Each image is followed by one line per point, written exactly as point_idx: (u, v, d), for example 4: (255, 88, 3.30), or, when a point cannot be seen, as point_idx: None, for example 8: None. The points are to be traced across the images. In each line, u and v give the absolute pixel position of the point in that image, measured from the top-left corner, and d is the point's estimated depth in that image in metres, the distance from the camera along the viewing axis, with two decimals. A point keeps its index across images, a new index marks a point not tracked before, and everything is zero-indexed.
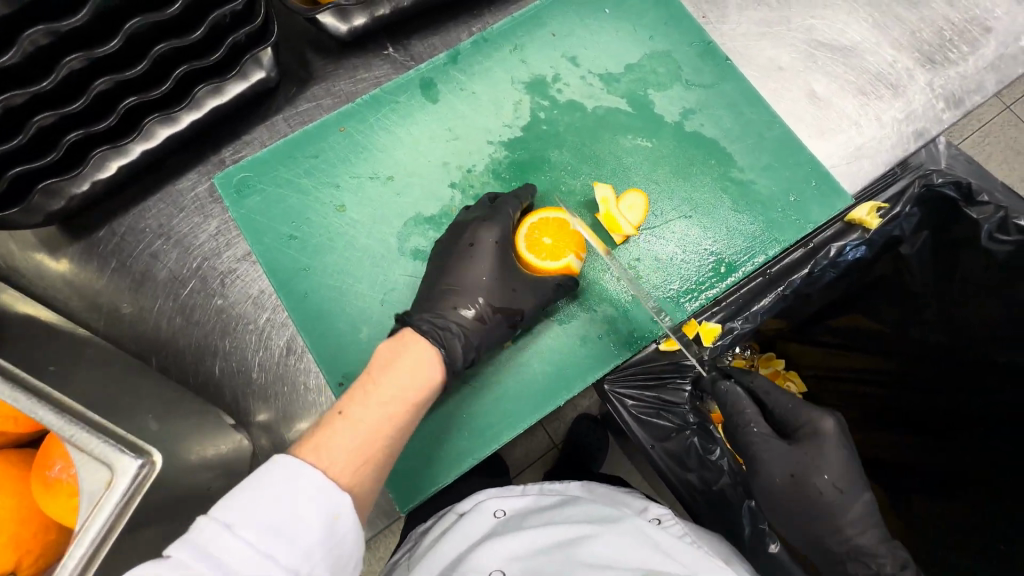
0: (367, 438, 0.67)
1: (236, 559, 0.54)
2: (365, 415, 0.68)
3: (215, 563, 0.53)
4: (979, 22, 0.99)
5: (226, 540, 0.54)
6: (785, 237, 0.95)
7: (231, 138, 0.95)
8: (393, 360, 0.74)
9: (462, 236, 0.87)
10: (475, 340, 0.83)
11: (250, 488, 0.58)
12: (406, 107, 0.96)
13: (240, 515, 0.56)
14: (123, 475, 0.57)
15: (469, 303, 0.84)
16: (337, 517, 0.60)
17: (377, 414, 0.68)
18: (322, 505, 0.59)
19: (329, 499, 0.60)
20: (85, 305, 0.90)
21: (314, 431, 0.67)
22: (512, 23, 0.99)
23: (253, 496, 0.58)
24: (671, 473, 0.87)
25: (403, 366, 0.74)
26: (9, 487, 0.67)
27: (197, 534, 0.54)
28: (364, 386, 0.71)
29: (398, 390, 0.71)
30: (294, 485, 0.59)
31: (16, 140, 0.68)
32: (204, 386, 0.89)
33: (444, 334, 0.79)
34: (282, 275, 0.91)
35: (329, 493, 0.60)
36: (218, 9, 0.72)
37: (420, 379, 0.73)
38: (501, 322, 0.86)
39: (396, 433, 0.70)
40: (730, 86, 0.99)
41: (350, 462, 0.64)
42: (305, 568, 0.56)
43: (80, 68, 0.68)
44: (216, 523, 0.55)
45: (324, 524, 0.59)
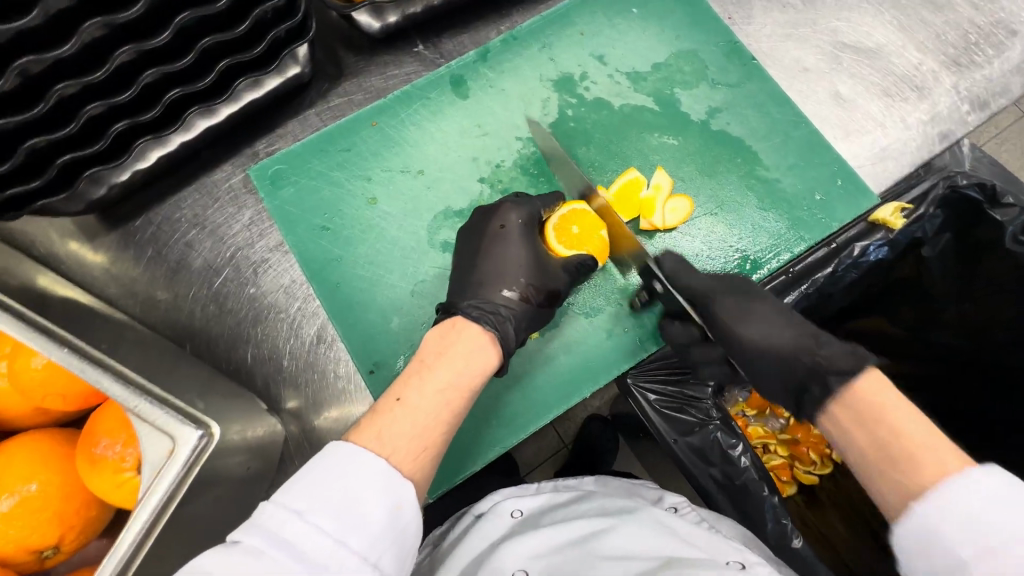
0: (425, 425, 0.66)
1: (309, 547, 0.53)
2: (423, 401, 0.68)
3: (287, 549, 0.52)
4: (1005, 25, 1.00)
5: (297, 527, 0.54)
6: (810, 236, 0.96)
7: (265, 131, 0.97)
8: (447, 347, 0.74)
9: (491, 219, 0.88)
10: (523, 322, 0.84)
11: (313, 476, 0.58)
12: (437, 103, 0.98)
13: (308, 503, 0.55)
14: (185, 444, 0.62)
15: (509, 283, 0.85)
16: (402, 507, 0.59)
17: (435, 400, 0.68)
18: (387, 496, 0.58)
19: (394, 488, 0.59)
20: (122, 292, 0.92)
21: (371, 416, 0.66)
22: (541, 22, 1.01)
23: (318, 484, 0.57)
24: (692, 466, 0.89)
25: (457, 352, 0.74)
26: (55, 463, 0.69)
27: (266, 521, 0.54)
28: (420, 374, 0.70)
29: (453, 376, 0.71)
30: (359, 474, 0.59)
31: (68, 128, 0.71)
32: (236, 372, 0.91)
33: (495, 317, 0.80)
34: (315, 266, 0.94)
35: (393, 484, 0.59)
36: (262, 5, 0.75)
37: (475, 364, 0.73)
38: (547, 304, 0.87)
39: (452, 420, 0.70)
40: (754, 86, 1.00)
41: (412, 450, 0.64)
42: (373, 557, 0.55)
43: (131, 59, 0.70)
44: (285, 510, 0.54)
45: (390, 513, 0.58)
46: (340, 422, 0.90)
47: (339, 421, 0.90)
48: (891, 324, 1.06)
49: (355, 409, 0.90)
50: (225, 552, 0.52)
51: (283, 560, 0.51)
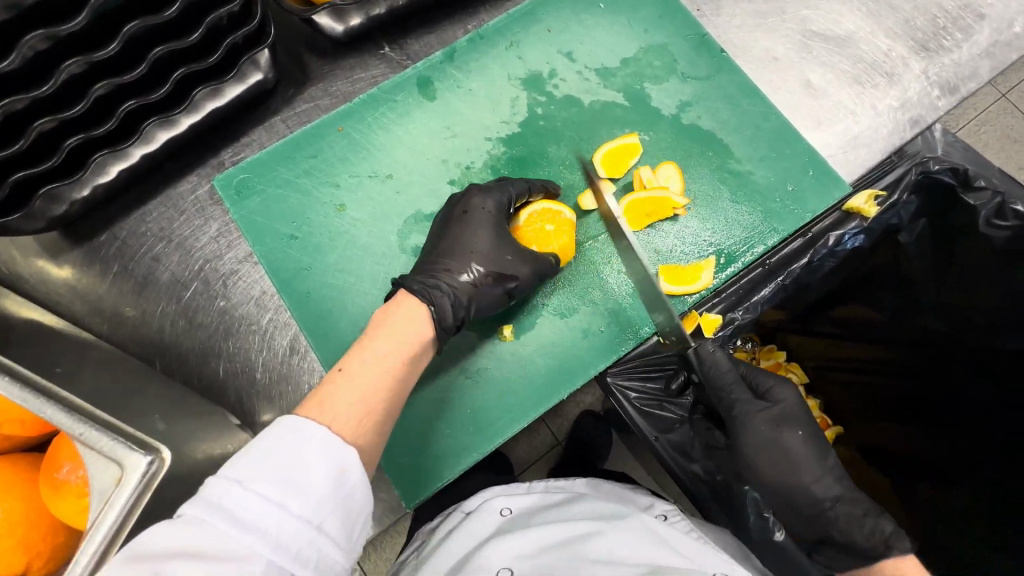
0: (367, 392, 0.66)
1: (251, 513, 0.53)
2: (365, 371, 0.68)
3: (229, 517, 0.52)
4: (973, 9, 0.99)
5: (239, 495, 0.53)
6: (784, 227, 0.95)
7: (230, 140, 0.95)
8: (386, 320, 0.75)
9: (456, 204, 0.88)
10: (464, 300, 0.83)
11: (255, 448, 0.57)
12: (404, 105, 0.97)
13: (249, 471, 0.55)
14: (133, 471, 0.59)
15: (462, 267, 0.85)
16: (347, 470, 0.58)
17: (376, 369, 0.68)
18: (329, 458, 0.58)
19: (337, 451, 0.58)
20: (89, 310, 0.90)
21: (313, 391, 0.66)
22: (507, 20, 0.99)
23: (260, 455, 0.56)
24: (674, 463, 0.88)
25: (397, 324, 0.74)
26: (17, 490, 0.67)
27: (208, 491, 0.53)
28: (360, 346, 0.71)
29: (394, 348, 0.71)
30: (298, 440, 0.58)
31: (17, 145, 0.69)
32: (209, 387, 0.89)
33: (437, 292, 0.80)
34: (285, 276, 0.92)
35: (335, 447, 0.59)
36: (215, 11, 0.73)
37: (412, 334, 0.74)
38: (493, 285, 0.86)
39: (396, 388, 0.69)
40: (725, 78, 0.99)
41: (355, 418, 0.63)
42: (317, 519, 0.55)
43: (80, 72, 0.68)
44: (225, 480, 0.54)
45: (333, 477, 0.57)
46: None
47: None
48: (871, 312, 1.05)
49: None
50: (170, 529, 0.51)
51: (226, 528, 0.51)
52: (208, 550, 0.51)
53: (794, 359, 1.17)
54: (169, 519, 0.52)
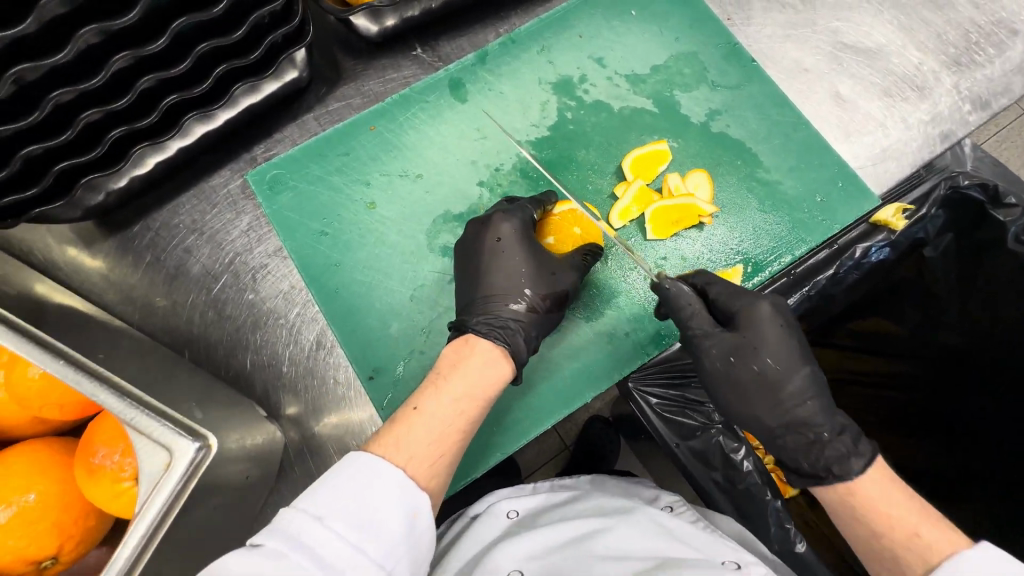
0: (440, 434, 0.68)
1: (330, 552, 0.54)
2: (438, 412, 0.69)
3: (308, 553, 0.53)
4: (1006, 25, 0.99)
5: (318, 532, 0.54)
6: (812, 238, 0.95)
7: (263, 137, 0.97)
8: (461, 361, 0.76)
9: (486, 233, 0.86)
10: (533, 331, 0.84)
11: (333, 482, 0.59)
12: (436, 106, 0.98)
13: (328, 508, 0.56)
14: (181, 458, 0.60)
15: (515, 297, 0.85)
16: (418, 514, 0.60)
17: (451, 411, 0.70)
18: (403, 503, 0.59)
19: (411, 496, 0.60)
20: (120, 299, 0.92)
21: (388, 427, 0.68)
22: (539, 25, 1.00)
23: (338, 491, 0.58)
24: (694, 470, 0.88)
25: (472, 365, 0.76)
26: (53, 473, 0.68)
27: (287, 524, 0.55)
28: (435, 384, 0.72)
29: (469, 388, 0.73)
30: (376, 482, 0.59)
31: (64, 135, 0.70)
32: (235, 378, 0.90)
33: (504, 332, 0.81)
34: (314, 271, 0.93)
35: (408, 491, 0.60)
36: (259, 9, 0.74)
37: (488, 376, 0.75)
38: (553, 309, 0.86)
39: (467, 431, 0.71)
40: (754, 88, 0.99)
41: (428, 458, 0.65)
42: (388, 564, 0.56)
43: (127, 66, 0.70)
44: (305, 515, 0.55)
45: (406, 519, 0.59)
46: (339, 428, 0.89)
47: (339, 428, 0.89)
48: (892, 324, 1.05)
49: (355, 416, 0.90)
50: (246, 556, 0.51)
51: (306, 564, 0.52)
52: (261, 552, 0.52)
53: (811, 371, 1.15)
54: (247, 547, 0.53)
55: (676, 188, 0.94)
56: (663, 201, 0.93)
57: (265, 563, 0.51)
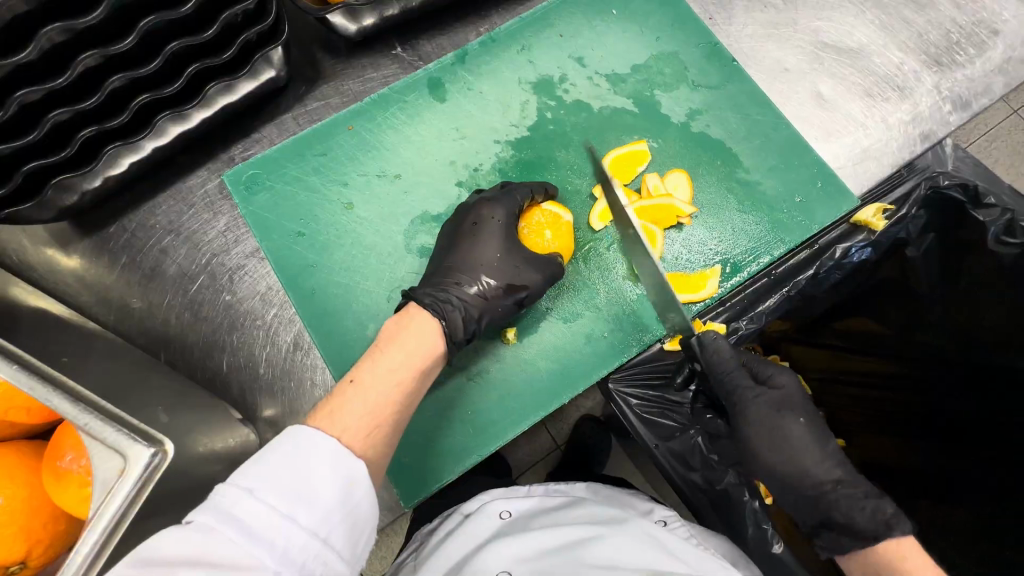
0: (376, 404, 0.67)
1: (260, 521, 0.53)
2: (375, 382, 0.69)
3: (239, 526, 0.53)
4: (987, 24, 0.99)
5: (248, 504, 0.54)
6: (791, 238, 0.95)
7: (241, 136, 0.96)
8: (400, 332, 0.75)
9: (465, 216, 0.87)
10: (477, 313, 0.83)
11: (267, 457, 0.58)
12: (414, 106, 0.97)
13: (260, 481, 0.56)
14: (135, 464, 0.58)
15: (473, 280, 0.84)
16: (354, 483, 0.60)
17: (387, 382, 0.69)
18: (338, 472, 0.59)
19: (346, 464, 0.60)
20: (95, 300, 0.91)
21: (325, 400, 0.67)
22: (519, 24, 1.00)
23: (272, 465, 0.57)
24: (673, 470, 0.88)
25: (410, 337, 0.74)
26: (20, 478, 0.67)
27: (219, 500, 0.54)
28: (372, 356, 0.72)
29: (406, 359, 0.72)
30: (310, 454, 0.59)
31: (31, 136, 0.69)
32: (212, 380, 0.89)
33: (448, 307, 0.80)
34: (290, 272, 0.93)
35: (343, 460, 0.60)
36: (230, 8, 0.74)
37: (426, 347, 0.75)
38: (502, 296, 0.86)
39: (406, 400, 0.71)
40: (735, 88, 0.99)
41: (363, 429, 0.65)
42: (324, 532, 0.56)
43: (95, 66, 0.69)
44: (236, 488, 0.55)
45: (341, 488, 0.59)
46: None
47: None
48: (875, 323, 1.06)
49: None
50: (176, 534, 0.51)
51: (234, 535, 0.52)
52: (194, 528, 0.52)
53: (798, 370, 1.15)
54: (179, 524, 0.52)
55: (656, 188, 0.94)
56: (642, 202, 0.92)
57: (200, 540, 0.51)
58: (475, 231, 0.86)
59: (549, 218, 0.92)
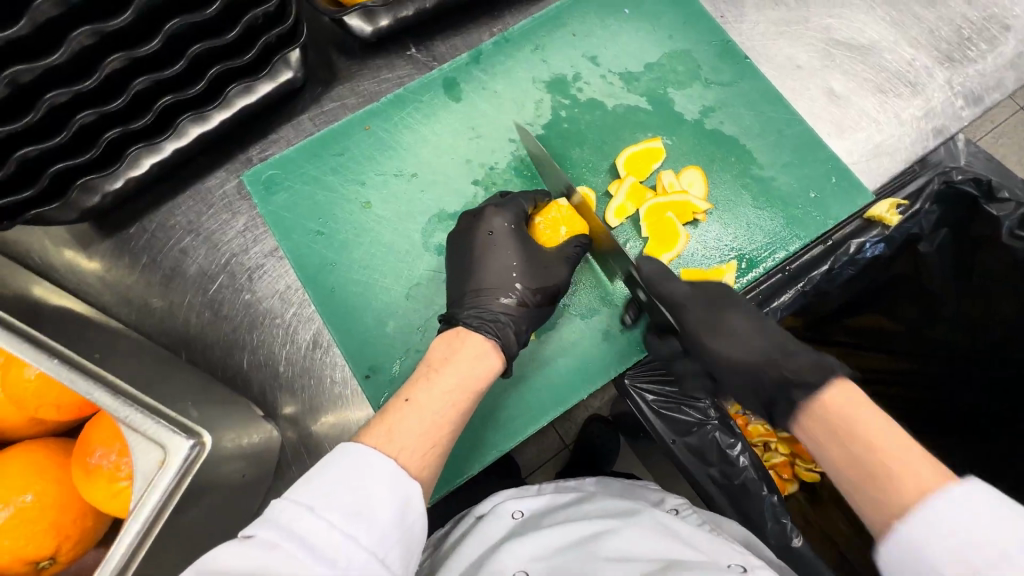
0: (432, 424, 0.67)
1: (319, 540, 0.53)
2: (432, 403, 0.69)
3: (297, 542, 0.52)
4: (997, 20, 1.00)
5: (307, 522, 0.53)
6: (805, 233, 0.96)
7: (259, 138, 0.97)
8: (453, 354, 0.76)
9: (479, 226, 0.86)
10: (524, 325, 0.85)
11: (328, 474, 0.58)
12: (430, 106, 0.98)
13: (320, 499, 0.55)
14: (176, 455, 0.61)
15: (507, 291, 0.86)
16: (410, 504, 0.60)
17: (443, 403, 0.69)
18: (396, 493, 0.59)
19: (403, 487, 0.60)
20: (117, 300, 0.92)
21: (380, 416, 0.67)
22: (533, 24, 1.01)
23: (332, 484, 0.57)
24: (691, 466, 0.88)
25: (464, 359, 0.75)
26: (51, 474, 0.69)
27: (279, 515, 0.54)
28: (428, 376, 0.72)
29: (461, 380, 0.72)
30: (369, 473, 0.59)
31: (59, 137, 0.71)
32: (232, 379, 0.90)
33: (495, 325, 0.81)
34: (309, 271, 0.93)
35: (401, 482, 0.60)
36: (252, 10, 0.75)
37: (480, 369, 0.75)
38: (544, 303, 0.87)
39: (459, 422, 0.70)
40: (747, 85, 1.00)
41: (420, 449, 0.65)
42: (381, 552, 0.55)
43: (121, 68, 0.70)
44: (297, 505, 0.54)
45: (398, 509, 0.58)
46: (337, 428, 0.90)
47: (337, 427, 0.90)
48: (888, 320, 1.05)
49: (352, 415, 0.90)
50: (238, 548, 0.51)
51: (295, 552, 0.51)
52: (254, 543, 0.52)
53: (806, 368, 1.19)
54: (239, 539, 0.52)
55: (672, 186, 0.94)
56: (658, 198, 0.92)
57: (261, 555, 0.51)
58: (494, 227, 0.86)
59: (562, 215, 0.91)
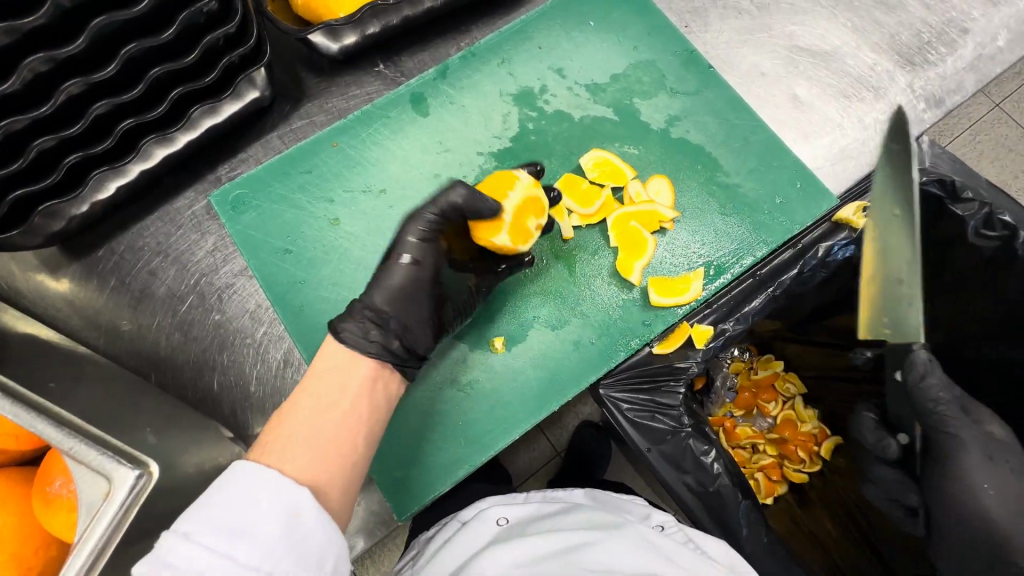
0: (317, 440, 0.66)
1: (198, 567, 0.53)
2: (296, 418, 0.68)
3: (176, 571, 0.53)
4: (957, 24, 1.01)
5: (184, 549, 0.53)
6: (773, 238, 0.97)
7: (226, 157, 0.97)
8: (310, 368, 0.74)
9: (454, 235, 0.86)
10: None
11: (208, 499, 0.58)
12: (398, 121, 0.99)
13: (198, 525, 0.55)
14: (120, 487, 0.58)
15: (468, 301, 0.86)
16: (300, 513, 0.59)
17: (307, 417, 0.68)
18: (281, 506, 0.58)
19: (290, 497, 0.59)
20: (85, 324, 0.91)
21: (272, 436, 0.66)
22: (499, 38, 1.01)
23: (216, 505, 0.57)
24: (668, 476, 0.88)
25: (320, 372, 0.74)
26: (9, 505, 0.67)
27: (160, 548, 0.54)
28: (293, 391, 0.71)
29: (309, 391, 0.71)
30: (251, 491, 0.58)
31: (16, 164, 0.70)
32: (203, 400, 0.89)
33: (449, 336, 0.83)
34: (279, 289, 0.93)
35: (286, 494, 0.59)
36: (211, 32, 0.75)
37: (336, 380, 0.73)
38: None
39: (354, 436, 0.70)
40: (713, 93, 1.01)
41: (309, 465, 0.64)
42: (267, 566, 0.55)
43: (78, 93, 0.70)
44: (173, 533, 0.54)
45: (284, 521, 0.57)
46: None
47: None
48: None
49: None
50: None
51: None
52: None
53: (790, 369, 1.17)
54: None
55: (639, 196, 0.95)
56: (625, 209, 0.93)
57: None
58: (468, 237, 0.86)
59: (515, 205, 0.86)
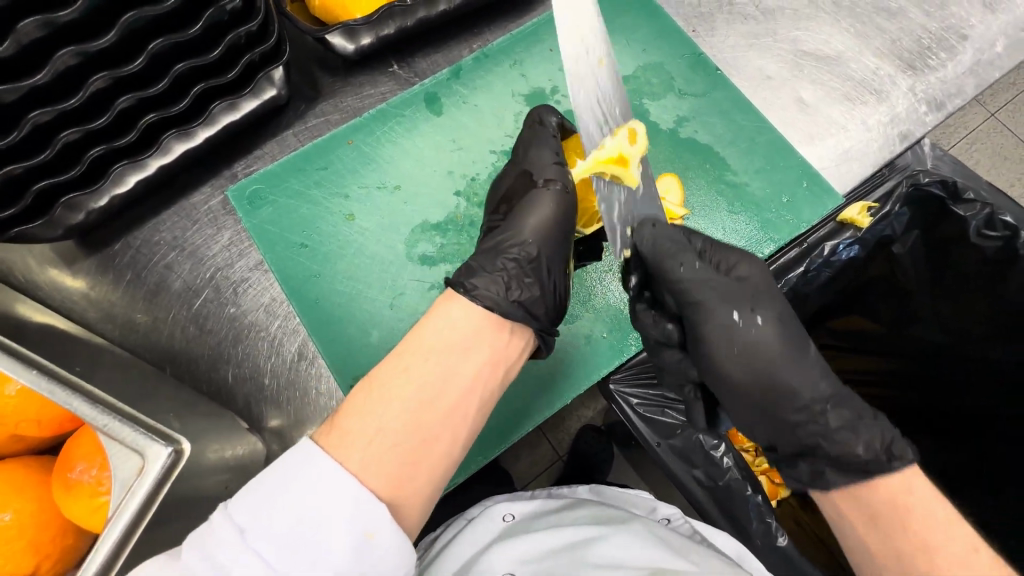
0: (406, 441, 0.63)
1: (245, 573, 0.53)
2: (387, 407, 0.64)
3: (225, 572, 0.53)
4: (956, 30, 1.04)
5: (237, 546, 0.54)
6: (779, 236, 0.99)
7: (242, 154, 0.99)
8: (407, 346, 0.69)
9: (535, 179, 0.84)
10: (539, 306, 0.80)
11: (275, 490, 0.57)
12: (413, 119, 1.01)
13: (253, 523, 0.55)
14: (154, 462, 0.60)
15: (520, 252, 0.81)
16: (373, 534, 0.57)
17: (399, 410, 0.64)
18: (355, 523, 0.56)
19: (363, 516, 0.57)
20: (101, 316, 0.92)
21: (352, 422, 0.63)
22: (512, 40, 1.03)
23: (283, 503, 0.56)
24: (676, 469, 0.89)
25: (416, 354, 0.68)
26: (31, 491, 0.68)
27: (212, 540, 0.54)
28: (385, 374, 0.67)
29: (406, 377, 0.66)
30: (320, 494, 0.57)
31: (43, 155, 0.72)
32: (217, 392, 0.90)
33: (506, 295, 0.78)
34: (293, 283, 0.94)
35: (365, 508, 0.57)
36: (235, 30, 0.77)
37: (435, 369, 0.68)
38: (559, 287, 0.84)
39: (448, 440, 0.66)
40: (720, 94, 1.03)
41: (395, 469, 0.61)
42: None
43: (105, 87, 0.72)
44: (232, 526, 0.55)
45: (356, 539, 0.56)
46: None
47: None
48: (868, 321, 1.08)
49: None
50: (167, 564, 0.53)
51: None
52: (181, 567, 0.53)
53: None
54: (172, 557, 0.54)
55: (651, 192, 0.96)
56: None
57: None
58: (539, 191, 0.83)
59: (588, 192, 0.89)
